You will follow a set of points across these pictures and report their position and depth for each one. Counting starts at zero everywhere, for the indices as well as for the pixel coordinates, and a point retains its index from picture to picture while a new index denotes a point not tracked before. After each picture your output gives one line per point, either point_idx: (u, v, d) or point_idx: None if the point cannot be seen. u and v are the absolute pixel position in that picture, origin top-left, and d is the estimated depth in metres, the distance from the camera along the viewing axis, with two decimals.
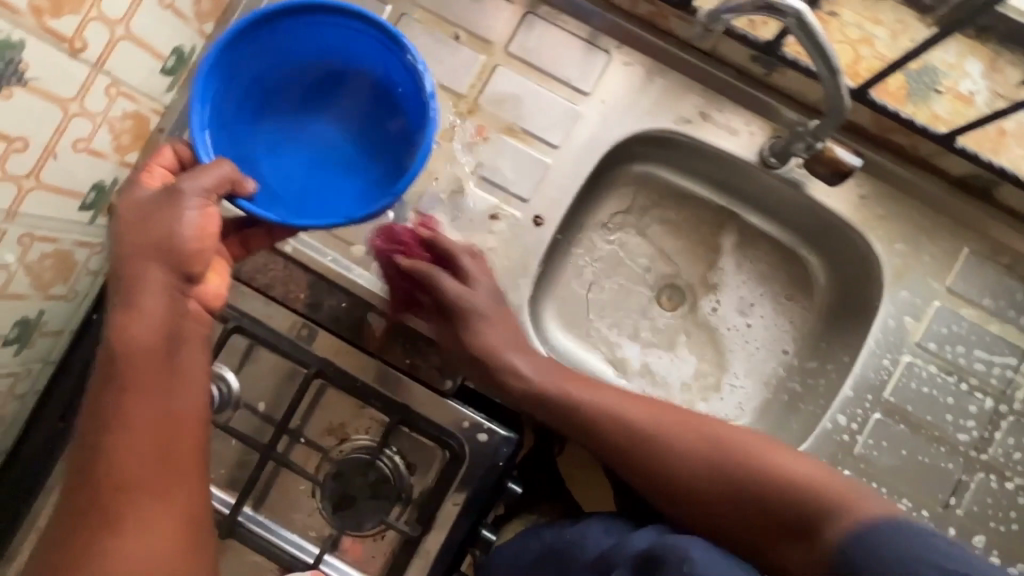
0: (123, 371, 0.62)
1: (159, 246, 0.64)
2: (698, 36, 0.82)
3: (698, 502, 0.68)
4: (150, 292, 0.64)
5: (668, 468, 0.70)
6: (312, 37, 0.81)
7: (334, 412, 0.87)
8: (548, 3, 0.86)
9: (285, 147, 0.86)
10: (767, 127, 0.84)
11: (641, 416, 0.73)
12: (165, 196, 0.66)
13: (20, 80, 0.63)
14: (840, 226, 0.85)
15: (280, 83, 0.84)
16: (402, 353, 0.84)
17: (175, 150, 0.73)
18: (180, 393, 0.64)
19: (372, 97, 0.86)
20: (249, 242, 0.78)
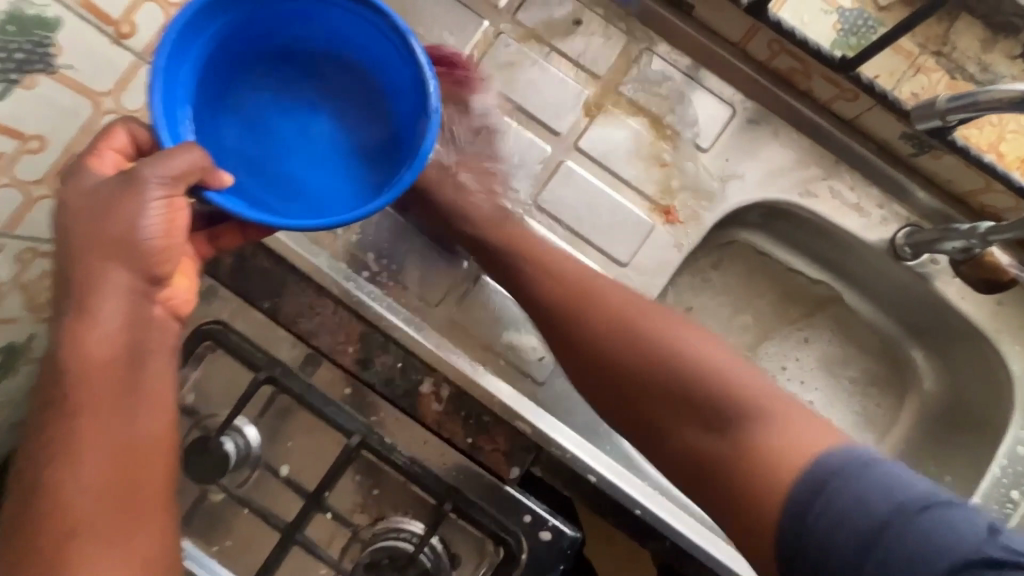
0: (73, 396, 0.46)
1: (113, 248, 0.47)
2: (841, 102, 0.71)
3: (650, 351, 0.54)
4: (104, 298, 0.47)
5: (621, 325, 0.56)
6: (305, 13, 0.64)
7: (371, 485, 0.73)
8: (669, 40, 0.75)
9: (249, 133, 0.68)
10: (903, 215, 0.73)
11: (615, 292, 0.59)
12: (119, 183, 0.48)
13: (49, 68, 0.51)
14: (969, 333, 0.74)
15: (252, 58, 0.66)
16: (464, 432, 0.70)
17: (130, 130, 0.52)
18: (145, 420, 0.48)
19: (363, 94, 0.69)
20: (220, 240, 0.62)
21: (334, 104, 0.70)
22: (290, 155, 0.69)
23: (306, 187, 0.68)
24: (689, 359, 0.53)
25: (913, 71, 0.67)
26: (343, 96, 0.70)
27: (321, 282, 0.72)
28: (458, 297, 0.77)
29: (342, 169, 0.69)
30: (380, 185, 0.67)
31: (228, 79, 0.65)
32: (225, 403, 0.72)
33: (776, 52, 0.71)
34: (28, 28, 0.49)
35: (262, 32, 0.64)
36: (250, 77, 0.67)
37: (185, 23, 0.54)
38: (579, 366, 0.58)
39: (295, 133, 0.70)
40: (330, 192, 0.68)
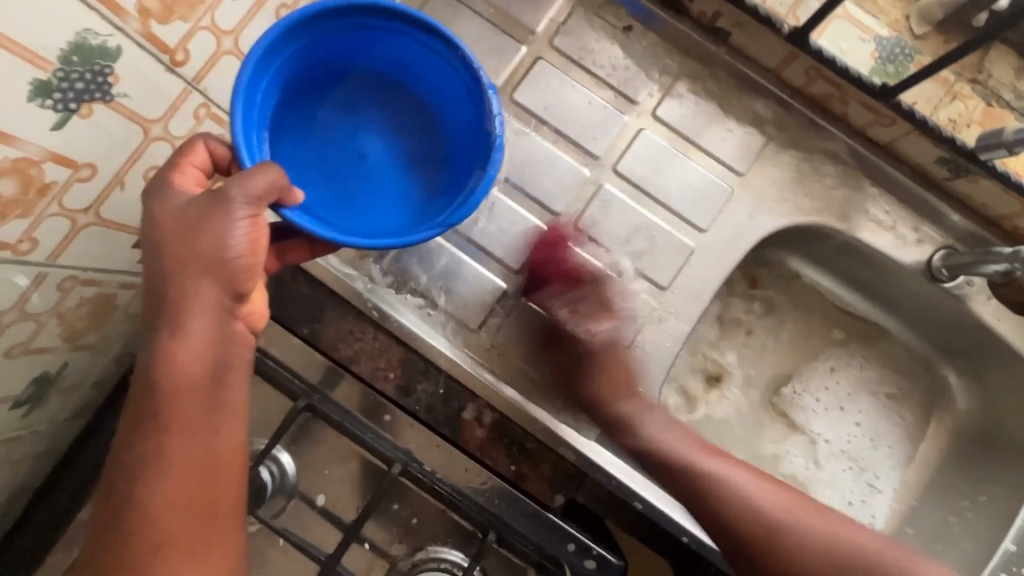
0: (162, 409, 0.46)
1: (201, 264, 0.47)
2: (877, 127, 0.72)
3: (804, 552, 0.62)
4: (195, 314, 0.46)
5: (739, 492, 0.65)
6: (376, 42, 0.66)
7: (409, 514, 0.72)
8: (707, 68, 0.76)
9: (306, 150, 0.68)
10: (937, 237, 0.74)
11: (753, 491, 0.66)
12: (208, 201, 0.47)
13: (107, 97, 0.49)
14: (1004, 353, 0.74)
15: (317, 78, 0.67)
16: (508, 459, 0.69)
17: (209, 146, 0.52)
18: (226, 432, 0.48)
19: (419, 117, 0.71)
20: (289, 254, 0.63)
21: (390, 126, 0.71)
22: (344, 172, 0.69)
23: (358, 205, 0.68)
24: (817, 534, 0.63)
25: (950, 98, 0.69)
26: (399, 119, 0.71)
27: (361, 308, 0.72)
28: (501, 317, 0.75)
29: (395, 189, 0.70)
30: (432, 206, 0.68)
31: (292, 95, 0.66)
32: (262, 431, 0.71)
33: (813, 79, 0.72)
34: (91, 59, 0.47)
35: (327, 53, 0.65)
36: (311, 95, 0.68)
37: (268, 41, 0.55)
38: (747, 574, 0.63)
39: (349, 151, 0.70)
40: (383, 208, 0.69)
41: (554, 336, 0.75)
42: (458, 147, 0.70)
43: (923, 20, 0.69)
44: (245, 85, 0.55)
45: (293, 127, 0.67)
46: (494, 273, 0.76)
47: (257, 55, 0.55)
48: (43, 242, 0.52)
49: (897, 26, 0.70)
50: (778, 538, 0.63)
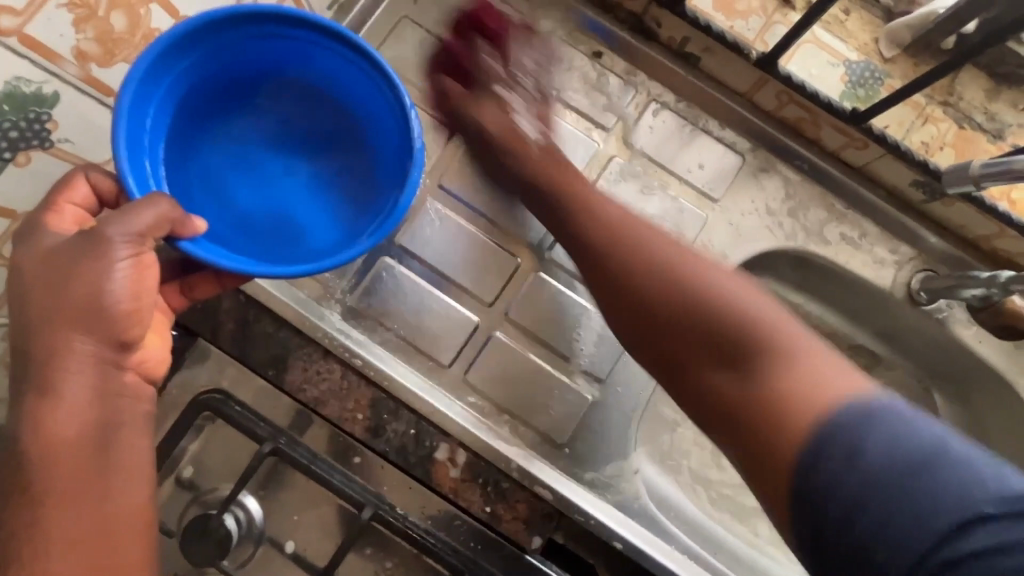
0: (35, 481, 0.40)
1: (76, 315, 0.41)
2: (850, 150, 0.71)
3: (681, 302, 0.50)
4: (67, 372, 0.41)
5: (629, 246, 0.54)
6: (288, 51, 0.60)
7: (382, 559, 0.69)
8: (677, 92, 0.75)
9: (219, 175, 0.63)
10: (916, 259, 0.73)
11: (615, 219, 0.58)
12: (80, 242, 0.42)
13: (45, 143, 0.46)
14: (989, 377, 0.73)
15: (225, 90, 0.62)
16: (483, 500, 0.65)
17: (91, 180, 0.46)
18: (120, 490, 0.43)
19: (342, 130, 0.66)
20: (195, 289, 0.58)
21: (313, 140, 0.66)
22: (263, 194, 0.64)
23: (276, 228, 0.63)
24: (710, 286, 0.49)
25: (921, 121, 0.69)
26: (323, 132, 0.66)
27: (330, 346, 0.68)
28: (472, 354, 0.73)
29: (318, 209, 0.65)
30: (357, 227, 0.63)
31: (197, 111, 0.60)
32: (230, 477, 0.68)
33: (784, 103, 0.71)
34: (25, 106, 0.44)
35: (232, 68, 0.60)
36: (220, 109, 0.62)
37: (151, 60, 0.50)
38: (632, 319, 0.52)
39: (268, 172, 0.65)
40: (306, 231, 0.64)
41: (531, 371, 0.73)
42: (383, 158, 0.64)
43: (892, 43, 0.69)
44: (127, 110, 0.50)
45: (200, 145, 0.62)
46: (465, 307, 0.74)
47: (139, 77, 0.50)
48: None
49: (865, 50, 0.70)
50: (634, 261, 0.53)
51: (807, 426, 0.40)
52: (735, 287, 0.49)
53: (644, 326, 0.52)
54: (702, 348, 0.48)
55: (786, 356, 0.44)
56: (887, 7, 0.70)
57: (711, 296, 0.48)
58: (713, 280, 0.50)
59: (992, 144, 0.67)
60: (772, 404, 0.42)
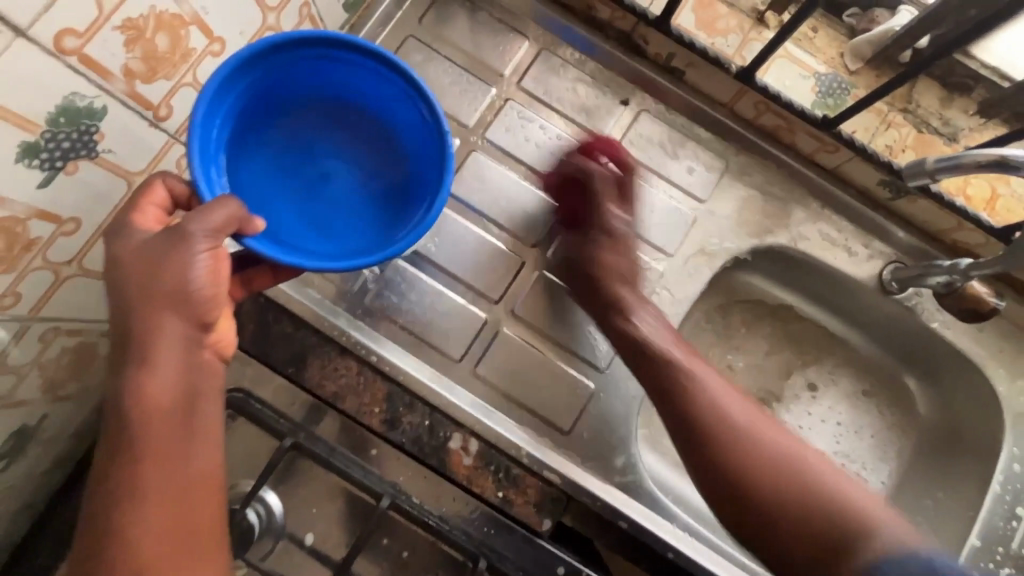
0: (132, 443, 0.45)
1: (164, 298, 0.46)
2: (823, 154, 0.78)
3: (777, 465, 0.57)
4: (160, 346, 0.46)
5: (723, 414, 0.60)
6: (335, 71, 0.68)
7: (399, 548, 0.72)
8: (665, 103, 0.82)
9: (266, 177, 0.70)
10: (887, 253, 0.80)
11: (716, 382, 0.63)
12: (165, 236, 0.48)
13: (91, 153, 0.51)
14: (956, 359, 0.79)
15: (275, 106, 0.68)
16: (495, 486, 0.69)
17: (167, 185, 0.53)
18: (201, 455, 0.47)
19: (378, 140, 0.73)
20: (254, 282, 0.63)
21: (351, 153, 0.73)
22: (306, 196, 0.71)
23: (317, 232, 0.70)
24: (793, 455, 0.57)
25: (885, 126, 0.76)
26: (361, 145, 0.73)
27: (345, 344, 0.72)
28: (480, 349, 0.77)
29: (356, 215, 0.72)
30: (391, 227, 0.70)
31: (250, 124, 0.67)
32: (250, 472, 0.71)
33: (762, 112, 0.78)
34: (77, 119, 0.48)
35: (285, 84, 0.67)
36: (269, 122, 0.69)
37: (222, 76, 0.57)
38: (721, 485, 0.58)
39: (309, 175, 0.72)
40: (344, 230, 0.71)
41: (536, 365, 0.77)
42: (415, 166, 0.72)
43: (856, 57, 0.76)
44: (200, 122, 0.56)
45: (250, 156, 0.68)
46: (473, 305, 0.78)
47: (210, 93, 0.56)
48: (26, 297, 0.52)
49: (833, 63, 0.77)
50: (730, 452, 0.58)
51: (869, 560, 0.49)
52: (792, 441, 0.59)
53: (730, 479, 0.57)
54: (759, 487, 0.56)
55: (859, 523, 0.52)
56: (850, 25, 0.77)
57: (799, 469, 0.56)
58: (769, 429, 0.59)
59: (949, 146, 0.74)
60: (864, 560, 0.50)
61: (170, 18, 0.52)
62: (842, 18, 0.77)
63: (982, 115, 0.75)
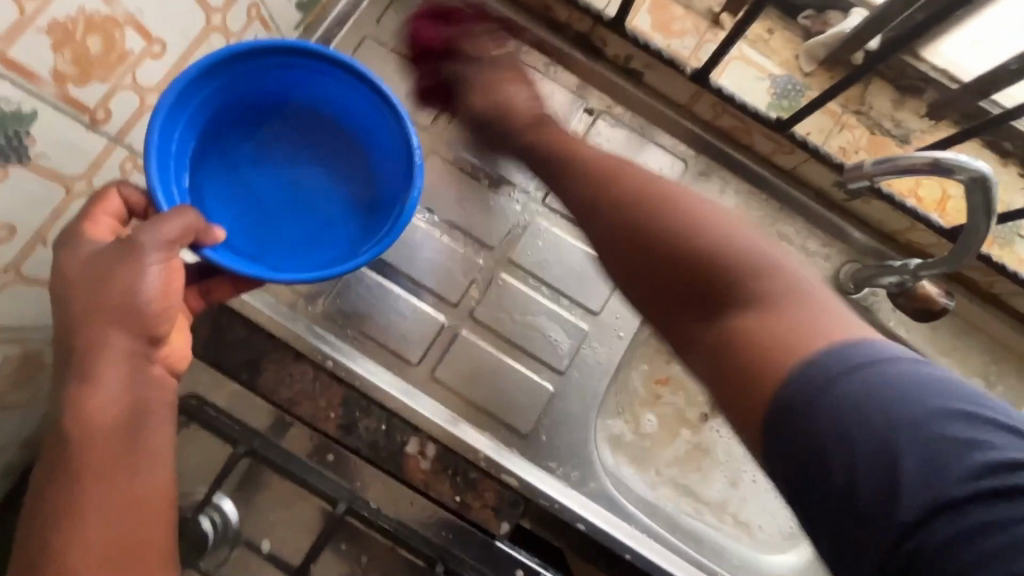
0: (74, 463, 0.44)
1: (114, 312, 0.46)
2: (781, 155, 0.78)
3: (699, 243, 0.48)
4: (105, 361, 0.45)
5: (646, 204, 0.51)
6: (304, 78, 0.67)
7: (358, 553, 0.71)
8: (624, 104, 0.82)
9: (234, 187, 0.69)
10: (843, 253, 0.81)
11: (654, 181, 0.54)
12: (117, 248, 0.47)
13: (22, 159, 0.49)
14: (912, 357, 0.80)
15: (246, 115, 0.68)
16: (452, 490, 0.69)
17: (122, 194, 0.52)
18: (148, 472, 0.46)
19: (347, 148, 0.72)
20: (213, 293, 0.62)
21: (325, 159, 0.72)
22: (272, 205, 0.70)
23: (289, 241, 0.69)
24: (728, 236, 0.48)
25: (839, 127, 0.76)
26: (335, 152, 0.72)
27: (301, 349, 0.71)
28: (440, 352, 0.77)
29: (329, 224, 0.71)
30: (360, 237, 0.69)
31: (215, 132, 0.66)
32: (205, 480, 0.70)
33: (719, 113, 0.78)
34: (3, 123, 0.47)
35: (250, 92, 0.66)
36: (240, 131, 0.69)
37: (179, 84, 0.56)
38: (628, 239, 0.51)
39: (277, 185, 0.71)
40: (312, 240, 0.70)
41: (496, 367, 0.77)
42: (384, 175, 0.71)
43: (810, 59, 0.77)
44: (158, 134, 0.55)
45: (219, 164, 0.68)
46: (431, 308, 0.78)
47: (167, 102, 0.56)
48: None
49: (788, 65, 0.77)
50: (646, 234, 0.50)
51: (773, 347, 0.41)
52: (734, 225, 0.49)
53: (637, 256, 0.51)
54: (671, 270, 0.48)
55: (781, 313, 0.43)
56: (805, 27, 0.77)
57: (727, 245, 0.47)
58: (713, 218, 0.49)
59: (901, 148, 0.75)
60: (784, 316, 0.42)
61: (102, 21, 0.51)
62: (796, 20, 0.78)
63: (933, 117, 0.76)
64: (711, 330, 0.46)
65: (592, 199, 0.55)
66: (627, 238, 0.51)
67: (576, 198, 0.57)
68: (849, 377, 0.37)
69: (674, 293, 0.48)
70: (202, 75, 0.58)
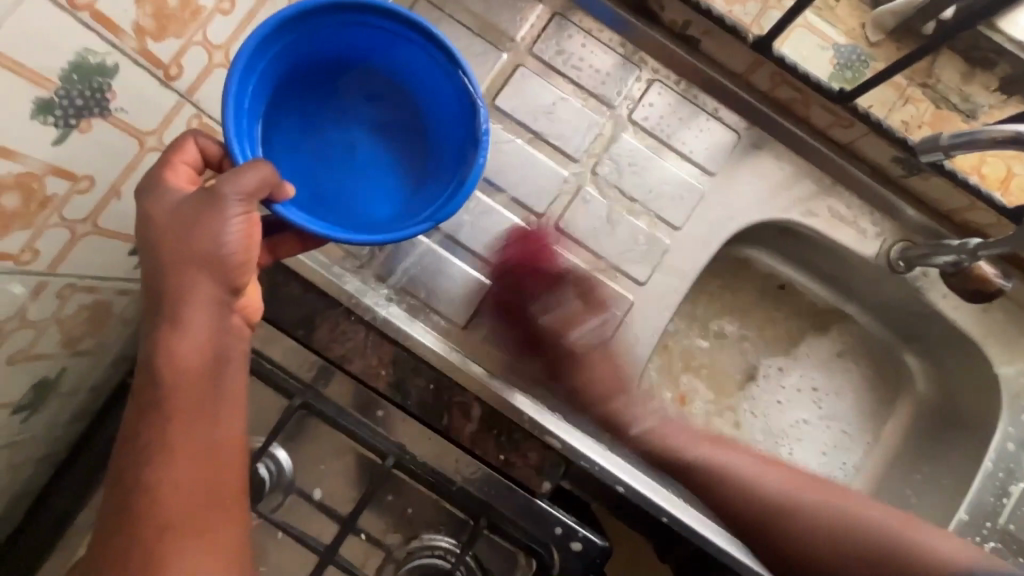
0: (163, 402, 0.47)
1: (199, 260, 0.49)
2: (837, 129, 0.77)
3: (828, 543, 0.71)
4: (192, 309, 0.48)
5: (795, 511, 0.73)
6: (367, 38, 0.68)
7: (401, 503, 0.73)
8: (679, 73, 0.80)
9: (295, 144, 0.70)
10: (896, 231, 0.79)
11: (757, 471, 0.77)
12: (202, 198, 0.49)
13: (104, 111, 0.51)
14: (960, 339, 0.79)
15: (312, 74, 0.69)
16: (497, 449, 0.72)
17: (199, 144, 0.53)
18: (226, 419, 0.49)
19: (405, 110, 0.73)
20: (279, 249, 0.66)
21: (383, 121, 0.73)
22: (332, 163, 0.71)
23: (351, 201, 0.70)
24: (855, 515, 0.72)
25: (903, 101, 0.75)
26: (392, 113, 0.73)
27: (353, 307, 0.73)
28: (487, 316, 0.78)
29: (388, 182, 0.72)
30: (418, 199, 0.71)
31: (281, 88, 0.67)
32: (261, 430, 0.73)
33: (777, 84, 0.77)
34: (90, 77, 0.49)
35: (316, 50, 0.67)
36: (301, 90, 0.69)
37: (256, 38, 0.57)
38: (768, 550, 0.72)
39: (336, 145, 0.72)
40: (370, 199, 0.71)
41: (538, 333, 0.79)
42: (442, 137, 0.72)
43: (878, 28, 0.75)
44: (235, 89, 0.56)
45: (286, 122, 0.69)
46: (478, 272, 0.79)
47: (245, 56, 0.57)
48: (44, 253, 0.54)
49: (853, 35, 0.75)
50: (798, 524, 0.73)
51: None
52: (849, 502, 0.74)
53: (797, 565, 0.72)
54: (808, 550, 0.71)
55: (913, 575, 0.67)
56: None
57: (856, 521, 0.71)
58: (837, 502, 0.73)
59: (967, 123, 0.73)
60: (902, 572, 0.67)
61: None
62: None
63: (1004, 92, 0.74)
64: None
65: (730, 515, 0.75)
66: (760, 521, 0.74)
67: (738, 515, 0.74)
68: None
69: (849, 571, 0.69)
70: (277, 30, 0.59)
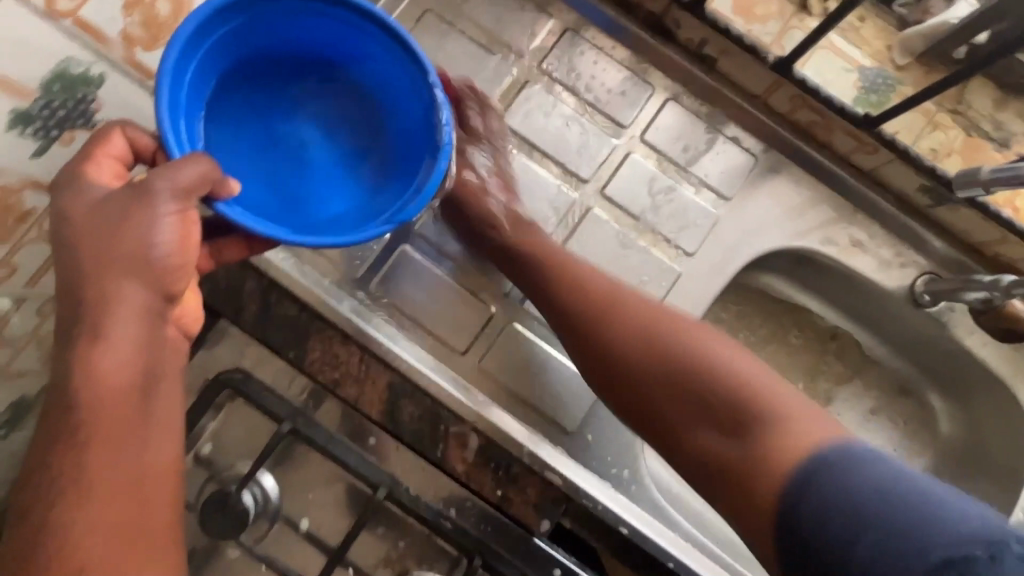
0: (80, 424, 0.43)
1: (126, 264, 0.44)
2: (860, 155, 0.73)
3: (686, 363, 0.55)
4: (117, 319, 0.44)
5: (623, 325, 0.60)
6: (318, 28, 0.63)
7: (390, 537, 0.69)
8: (694, 92, 0.77)
9: (241, 138, 0.66)
10: (920, 263, 0.75)
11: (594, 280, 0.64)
12: (129, 195, 0.45)
13: (89, 123, 0.49)
14: (989, 379, 0.75)
15: (258, 62, 0.65)
16: (494, 483, 0.67)
17: (128, 136, 0.48)
18: (157, 439, 0.45)
19: (360, 106, 0.69)
20: (224, 253, 0.59)
21: (336, 114, 0.69)
22: (281, 159, 0.67)
23: (301, 199, 0.67)
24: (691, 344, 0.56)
25: (931, 127, 0.71)
26: (346, 107, 0.69)
27: (348, 328, 0.70)
28: (489, 342, 0.76)
29: (341, 181, 0.68)
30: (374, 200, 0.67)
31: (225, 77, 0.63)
32: (246, 455, 0.69)
33: (797, 106, 0.73)
34: (73, 87, 0.47)
35: (264, 37, 0.63)
36: (247, 81, 0.65)
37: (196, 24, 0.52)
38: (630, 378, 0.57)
39: (285, 139, 0.68)
40: (322, 199, 0.67)
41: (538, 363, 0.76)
42: (399, 137, 0.68)
43: (905, 51, 0.71)
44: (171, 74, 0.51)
45: (235, 113, 0.65)
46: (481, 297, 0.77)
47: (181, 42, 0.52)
48: (24, 269, 0.51)
49: (879, 57, 0.72)
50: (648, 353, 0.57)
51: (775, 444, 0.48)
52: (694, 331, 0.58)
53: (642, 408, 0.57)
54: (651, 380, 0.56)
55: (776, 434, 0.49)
56: (901, 16, 0.72)
57: (693, 354, 0.55)
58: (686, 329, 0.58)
59: (998, 152, 0.70)
60: (768, 440, 0.49)
61: None
62: (891, 7, 0.72)
63: None
64: (716, 445, 0.52)
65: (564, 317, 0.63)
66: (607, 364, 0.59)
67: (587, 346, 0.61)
68: (822, 471, 0.44)
69: (681, 419, 0.54)
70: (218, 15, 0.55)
